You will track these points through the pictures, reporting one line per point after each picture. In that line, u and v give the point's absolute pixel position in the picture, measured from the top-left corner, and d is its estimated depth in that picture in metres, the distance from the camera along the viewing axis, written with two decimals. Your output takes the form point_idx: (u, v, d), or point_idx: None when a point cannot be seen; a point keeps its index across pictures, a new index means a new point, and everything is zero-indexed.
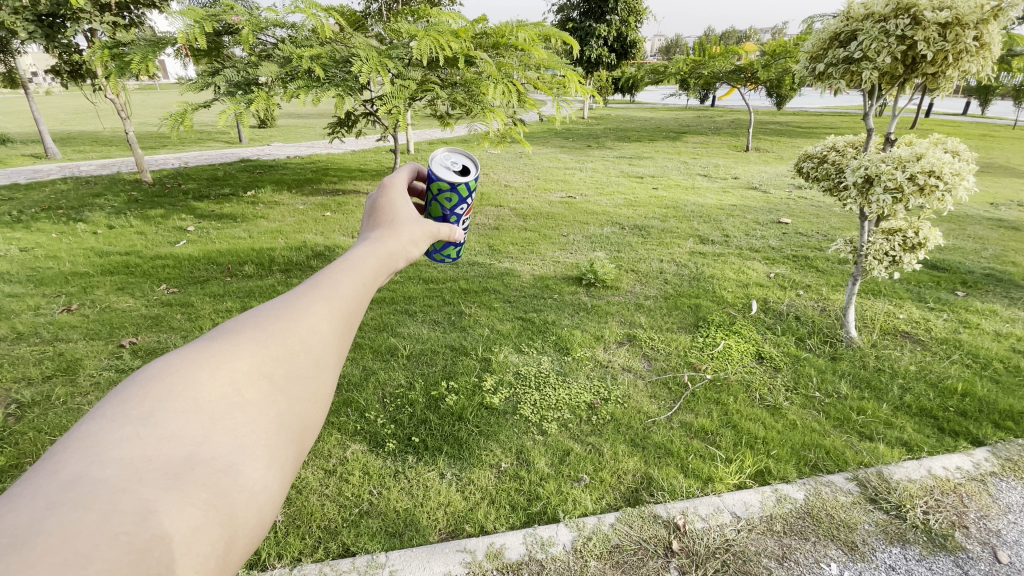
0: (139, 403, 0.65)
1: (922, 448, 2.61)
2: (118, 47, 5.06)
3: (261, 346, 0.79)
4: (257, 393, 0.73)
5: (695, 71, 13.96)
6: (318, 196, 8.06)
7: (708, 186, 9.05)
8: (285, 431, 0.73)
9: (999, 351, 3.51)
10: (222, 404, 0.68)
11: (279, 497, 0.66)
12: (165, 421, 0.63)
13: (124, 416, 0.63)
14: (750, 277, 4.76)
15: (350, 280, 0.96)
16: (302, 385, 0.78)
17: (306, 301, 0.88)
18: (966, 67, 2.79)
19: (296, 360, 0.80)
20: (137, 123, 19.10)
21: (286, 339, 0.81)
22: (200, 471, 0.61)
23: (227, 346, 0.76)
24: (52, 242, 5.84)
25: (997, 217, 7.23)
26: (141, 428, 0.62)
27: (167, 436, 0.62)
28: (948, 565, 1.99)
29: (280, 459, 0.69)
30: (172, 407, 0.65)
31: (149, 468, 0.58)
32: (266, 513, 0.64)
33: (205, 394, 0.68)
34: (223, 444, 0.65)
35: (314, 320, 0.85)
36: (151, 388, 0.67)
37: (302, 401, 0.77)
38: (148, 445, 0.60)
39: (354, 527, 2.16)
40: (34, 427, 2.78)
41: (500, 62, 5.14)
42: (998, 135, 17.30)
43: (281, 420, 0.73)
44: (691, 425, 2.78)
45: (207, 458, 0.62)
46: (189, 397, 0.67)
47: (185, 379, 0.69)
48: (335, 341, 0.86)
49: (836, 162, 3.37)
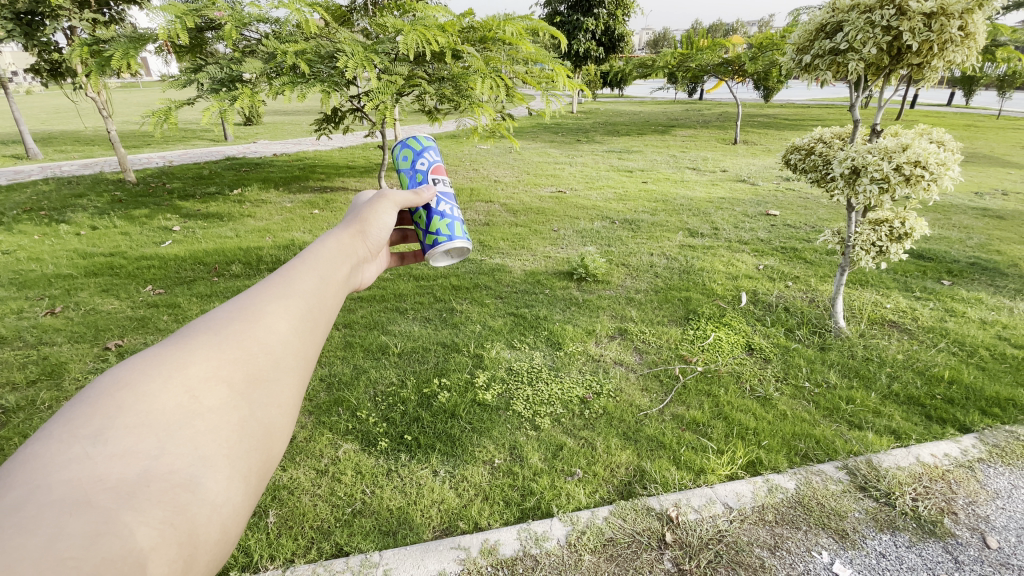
0: (87, 421, 0.68)
1: (911, 436, 2.64)
2: (97, 44, 4.95)
3: (219, 353, 0.84)
4: (214, 398, 0.77)
5: (683, 65, 13.99)
6: (306, 194, 7.98)
7: (697, 179, 9.09)
8: (245, 440, 0.77)
9: (984, 339, 3.55)
10: (179, 413, 0.72)
11: (241, 508, 0.71)
12: (114, 439, 0.66)
13: (71, 435, 0.65)
14: (740, 269, 4.79)
15: (305, 282, 1.05)
16: (263, 389, 0.84)
17: (261, 305, 0.95)
18: (951, 58, 2.81)
19: (255, 365, 0.86)
20: (119, 122, 18.77)
21: (245, 343, 0.87)
22: (158, 486, 0.63)
23: (180, 355, 0.81)
24: (34, 244, 5.73)
25: (982, 207, 7.33)
26: (89, 447, 0.64)
27: (118, 453, 0.65)
28: (937, 551, 2.02)
29: (240, 470, 0.74)
30: (123, 424, 0.68)
31: (99, 488, 0.60)
32: (228, 525, 0.69)
33: (161, 404, 0.72)
34: (181, 456, 0.68)
35: (271, 323, 0.92)
36: (100, 405, 0.70)
37: (264, 406, 0.82)
38: (101, 461, 0.63)
39: (347, 526, 2.14)
40: (19, 433, 2.72)
41: (488, 57, 5.11)
42: (982, 125, 17.53)
43: (240, 428, 0.77)
44: (682, 418, 2.79)
45: (164, 472, 0.65)
46: (140, 413, 0.70)
47: (137, 393, 0.72)
48: (292, 342, 0.93)
49: (823, 153, 3.38)
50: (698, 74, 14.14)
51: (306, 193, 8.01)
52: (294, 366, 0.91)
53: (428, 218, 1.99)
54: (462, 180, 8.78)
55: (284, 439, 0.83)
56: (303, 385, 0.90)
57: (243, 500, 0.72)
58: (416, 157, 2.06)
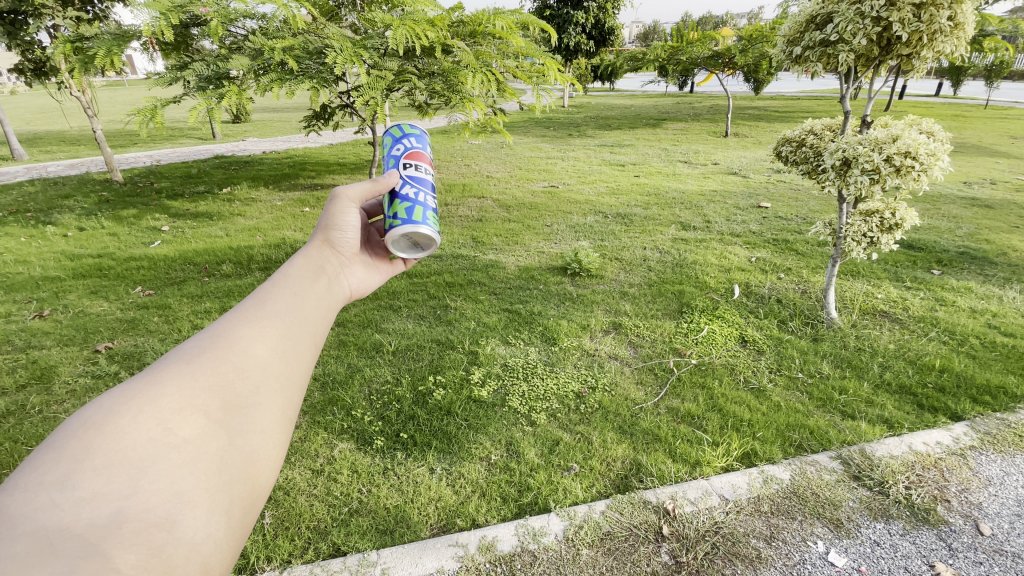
0: (53, 468, 0.76)
1: (903, 425, 2.67)
2: (80, 41, 4.86)
3: (187, 391, 0.93)
4: (189, 430, 0.88)
5: (673, 58, 13.97)
6: (296, 192, 7.90)
7: (689, 172, 9.12)
8: (220, 474, 0.88)
9: (975, 327, 3.60)
10: (150, 449, 0.82)
11: (214, 542, 0.82)
12: (82, 484, 0.75)
13: (37, 485, 0.73)
14: (733, 262, 4.80)
15: (274, 308, 1.17)
16: (238, 418, 0.96)
17: (229, 336, 1.07)
18: (940, 48, 2.82)
19: (222, 400, 0.96)
20: (105, 121, 18.50)
21: (211, 378, 0.97)
22: (132, 528, 0.73)
23: (149, 393, 0.90)
24: (20, 246, 5.64)
25: (971, 197, 7.39)
26: (57, 494, 0.73)
27: (88, 498, 0.74)
28: (931, 539, 2.05)
29: (215, 504, 0.85)
30: (91, 466, 0.77)
31: (67, 534, 0.69)
32: (203, 556, 0.79)
33: (133, 442, 0.82)
34: (154, 495, 0.78)
35: (241, 356, 1.04)
36: (70, 449, 0.79)
37: (240, 434, 0.94)
38: (71, 506, 0.72)
39: (344, 526, 2.13)
40: (10, 437, 2.68)
41: (478, 51, 5.06)
42: (969, 115, 17.68)
43: (211, 462, 0.88)
44: (677, 411, 2.80)
45: (138, 513, 0.75)
46: (106, 456, 0.79)
47: (104, 435, 0.82)
48: (266, 369, 1.06)
49: (814, 145, 3.39)
50: (688, 67, 14.15)
51: (296, 191, 7.94)
52: (268, 393, 1.03)
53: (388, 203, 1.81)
54: (455, 176, 8.74)
55: (261, 464, 0.95)
56: (277, 410, 1.03)
57: (215, 534, 0.83)
58: (392, 142, 1.98)
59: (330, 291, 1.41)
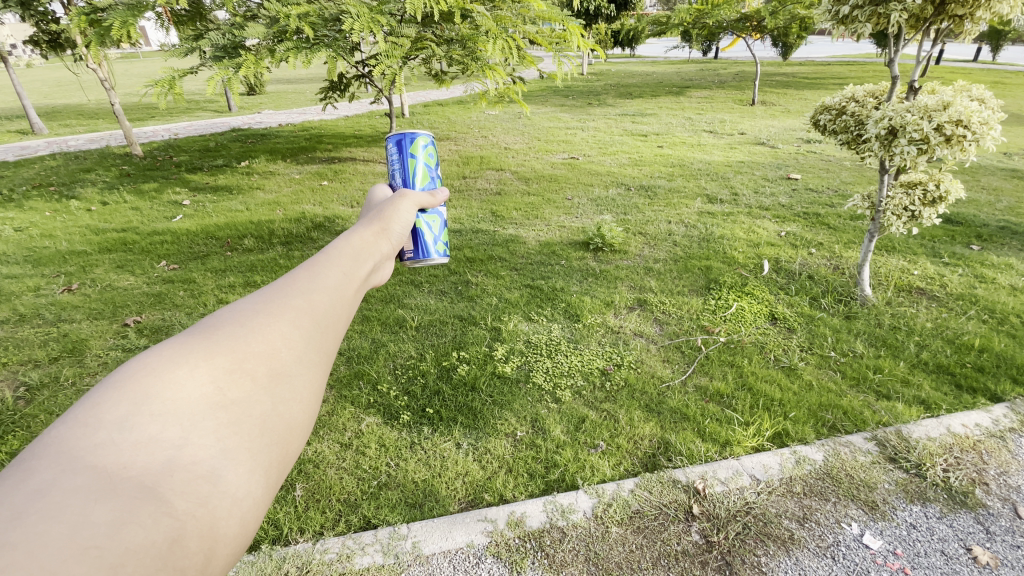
0: (112, 404, 0.63)
1: (941, 406, 2.59)
2: (93, 11, 4.73)
3: (242, 344, 0.77)
4: (238, 393, 0.71)
5: (698, 21, 13.28)
6: (313, 165, 7.86)
7: (714, 142, 8.83)
8: (270, 435, 0.71)
9: (1016, 306, 3.45)
10: (204, 403, 0.67)
11: (261, 503, 0.65)
12: (140, 425, 0.61)
13: (97, 422, 0.60)
14: (761, 236, 4.67)
15: (333, 275, 0.98)
16: (286, 384, 0.77)
17: (286, 298, 0.88)
18: (997, 9, 2.65)
19: (277, 359, 0.79)
20: (124, 94, 18.67)
21: (267, 335, 0.80)
22: (180, 477, 0.59)
23: (206, 344, 0.75)
24: (46, 220, 5.73)
25: (1011, 168, 7.04)
26: (115, 432, 0.60)
27: (143, 442, 0.60)
28: (968, 522, 2.00)
29: (264, 463, 0.68)
30: (149, 409, 0.63)
31: (123, 476, 0.56)
32: (248, 521, 0.63)
33: (187, 394, 0.66)
34: (204, 447, 0.63)
35: (299, 313, 0.86)
36: (125, 386, 0.65)
37: (285, 401, 0.75)
38: (125, 449, 0.58)
39: (374, 499, 2.16)
40: (45, 410, 2.78)
41: (499, 16, 4.87)
42: (1012, 82, 16.64)
43: (263, 421, 0.71)
44: (706, 389, 2.76)
45: (187, 463, 0.60)
46: (164, 399, 0.65)
47: (162, 376, 0.67)
48: (319, 336, 0.86)
49: (855, 113, 3.20)
50: (715, 32, 13.47)
51: (314, 165, 7.89)
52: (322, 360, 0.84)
53: (438, 229, 2.08)
54: (472, 148, 8.59)
55: (302, 438, 0.75)
56: (325, 383, 0.82)
57: (266, 496, 0.67)
58: (436, 162, 2.04)
59: (373, 277, 1.18)
